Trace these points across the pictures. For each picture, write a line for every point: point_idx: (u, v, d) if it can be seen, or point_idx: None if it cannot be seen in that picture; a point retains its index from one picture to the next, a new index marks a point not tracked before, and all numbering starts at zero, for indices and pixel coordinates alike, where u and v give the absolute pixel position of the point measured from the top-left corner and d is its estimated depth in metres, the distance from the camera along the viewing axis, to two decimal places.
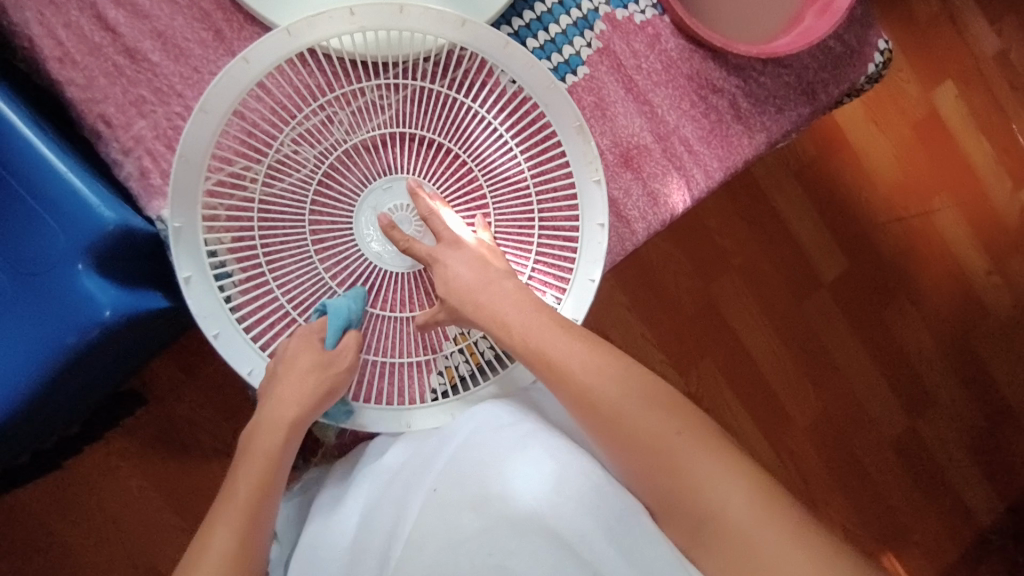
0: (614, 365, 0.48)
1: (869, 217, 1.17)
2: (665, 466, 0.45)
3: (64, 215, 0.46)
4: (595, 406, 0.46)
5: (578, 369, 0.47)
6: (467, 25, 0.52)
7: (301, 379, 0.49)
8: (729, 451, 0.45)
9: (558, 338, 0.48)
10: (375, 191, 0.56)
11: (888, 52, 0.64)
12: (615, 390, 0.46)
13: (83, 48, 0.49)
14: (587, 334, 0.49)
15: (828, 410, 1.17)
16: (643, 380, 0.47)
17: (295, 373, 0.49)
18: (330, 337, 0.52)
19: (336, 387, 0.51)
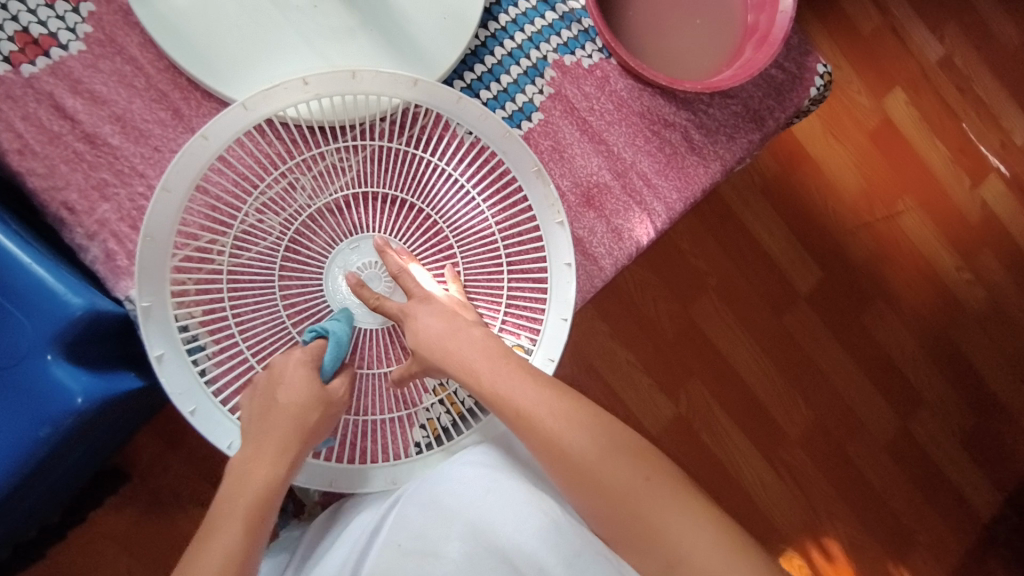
0: (579, 412, 0.48)
1: (836, 226, 1.19)
2: (630, 514, 0.45)
3: (31, 306, 0.46)
4: (563, 454, 0.46)
5: (548, 420, 0.47)
6: (420, 84, 0.53)
7: (287, 419, 0.48)
8: (695, 495, 0.45)
9: (524, 389, 0.48)
10: (343, 252, 0.57)
11: (829, 74, 0.67)
12: (584, 438, 0.46)
13: (42, 138, 0.50)
14: (552, 380, 0.49)
15: (819, 419, 1.17)
16: (609, 427, 0.48)
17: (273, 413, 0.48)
18: (329, 358, 0.52)
19: (323, 426, 0.50)
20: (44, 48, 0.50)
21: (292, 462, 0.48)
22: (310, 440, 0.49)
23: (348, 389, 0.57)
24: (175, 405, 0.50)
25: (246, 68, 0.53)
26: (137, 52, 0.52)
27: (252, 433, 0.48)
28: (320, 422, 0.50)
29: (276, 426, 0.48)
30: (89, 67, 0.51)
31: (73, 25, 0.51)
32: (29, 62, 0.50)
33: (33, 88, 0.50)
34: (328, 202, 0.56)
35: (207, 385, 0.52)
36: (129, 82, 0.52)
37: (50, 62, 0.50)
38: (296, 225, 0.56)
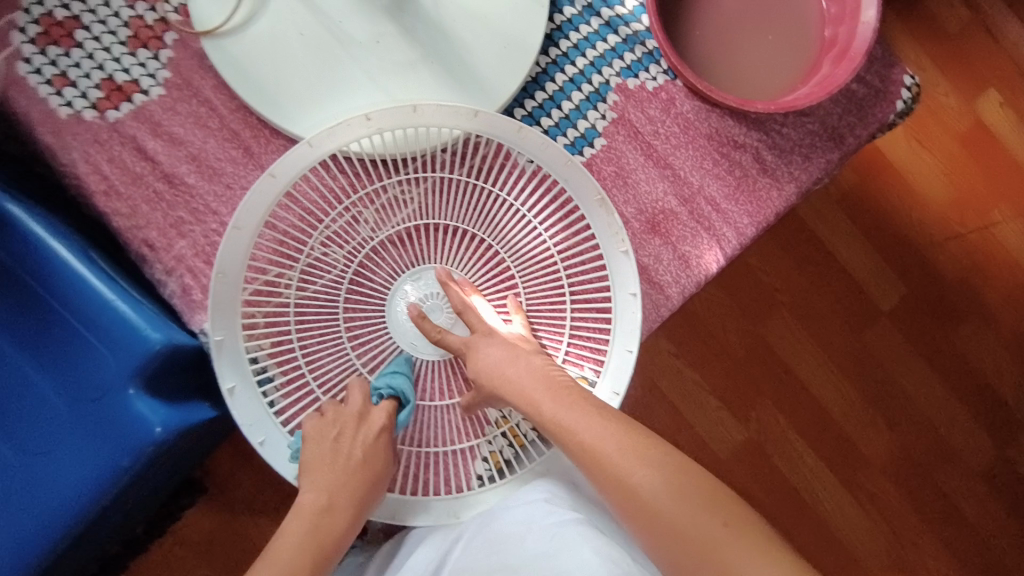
0: (650, 449, 0.46)
1: (923, 239, 1.11)
2: (707, 566, 0.40)
3: (114, 341, 0.48)
4: (630, 493, 0.44)
5: (614, 457, 0.45)
6: (480, 115, 0.52)
7: (349, 476, 0.49)
8: (785, 553, 0.40)
9: (592, 424, 0.47)
10: (405, 283, 0.57)
11: (916, 86, 0.62)
12: (655, 477, 0.44)
13: (126, 179, 0.52)
14: (621, 416, 0.48)
15: (905, 446, 1.09)
16: (683, 469, 0.45)
17: (332, 465, 0.49)
18: (404, 416, 0.53)
19: (382, 489, 0.51)
20: (127, 93, 0.53)
21: (357, 509, 0.50)
22: (374, 490, 0.50)
23: (413, 420, 0.57)
24: (245, 436, 0.51)
25: (312, 106, 0.54)
26: (211, 93, 0.54)
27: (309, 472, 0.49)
28: (380, 483, 0.51)
29: (339, 479, 0.49)
30: (167, 109, 0.53)
31: (153, 71, 0.53)
32: (114, 108, 0.52)
33: (117, 132, 0.52)
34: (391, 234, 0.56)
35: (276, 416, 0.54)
36: (203, 123, 0.54)
37: (132, 107, 0.53)
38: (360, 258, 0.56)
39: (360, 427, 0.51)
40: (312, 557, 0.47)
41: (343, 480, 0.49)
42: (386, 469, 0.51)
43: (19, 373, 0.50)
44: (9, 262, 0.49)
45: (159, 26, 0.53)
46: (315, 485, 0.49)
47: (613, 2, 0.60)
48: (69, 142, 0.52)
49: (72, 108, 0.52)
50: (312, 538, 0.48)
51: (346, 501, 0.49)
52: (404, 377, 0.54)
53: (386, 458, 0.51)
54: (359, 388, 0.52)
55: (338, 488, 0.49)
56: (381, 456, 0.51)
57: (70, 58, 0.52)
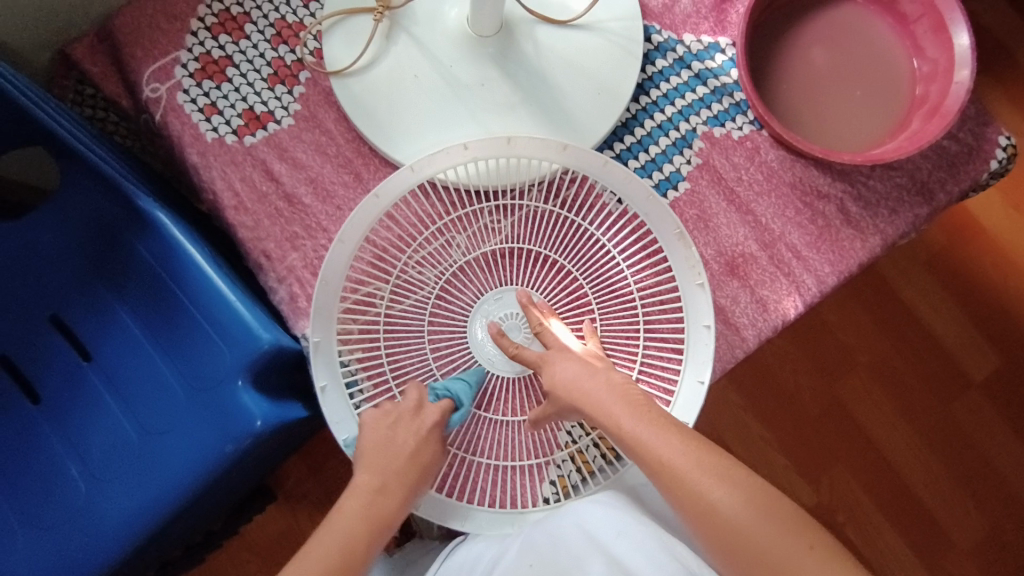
0: (729, 468, 0.47)
1: (1018, 308, 1.06)
2: None
3: (231, 337, 0.54)
4: (711, 509, 0.45)
5: (691, 474, 0.46)
6: (569, 148, 0.56)
7: (402, 464, 0.51)
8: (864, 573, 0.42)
9: (670, 440, 0.48)
10: (486, 302, 0.59)
11: (1012, 146, 0.62)
12: (737, 497, 0.45)
13: (253, 196, 0.59)
14: (697, 435, 0.49)
15: (996, 528, 1.02)
16: (762, 489, 0.46)
17: (386, 453, 0.51)
18: (458, 417, 0.54)
19: (430, 478, 0.53)
20: (263, 122, 0.60)
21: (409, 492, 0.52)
22: (425, 475, 0.52)
23: (486, 433, 0.59)
24: (332, 432, 0.55)
25: (418, 138, 0.59)
26: (333, 125, 0.61)
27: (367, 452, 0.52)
28: (428, 472, 0.53)
29: (391, 467, 0.51)
30: (294, 137, 0.60)
31: (286, 104, 0.60)
32: (251, 134, 0.60)
33: (250, 154, 0.59)
34: (478, 257, 0.60)
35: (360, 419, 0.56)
36: (323, 150, 0.60)
37: (265, 134, 0.60)
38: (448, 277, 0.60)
39: (414, 419, 0.53)
40: (366, 530, 0.50)
41: (394, 467, 0.51)
42: (435, 459, 0.53)
43: (153, 367, 0.58)
44: (155, 265, 0.57)
45: (295, 66, 0.61)
46: (370, 468, 0.51)
47: (704, 56, 0.63)
48: (210, 161, 0.59)
49: (216, 132, 0.59)
50: (365, 514, 0.50)
51: (398, 487, 0.51)
52: (467, 386, 0.56)
53: (435, 449, 0.53)
54: (418, 388, 0.54)
55: (389, 473, 0.51)
56: (433, 446, 0.53)
57: (219, 90, 0.60)
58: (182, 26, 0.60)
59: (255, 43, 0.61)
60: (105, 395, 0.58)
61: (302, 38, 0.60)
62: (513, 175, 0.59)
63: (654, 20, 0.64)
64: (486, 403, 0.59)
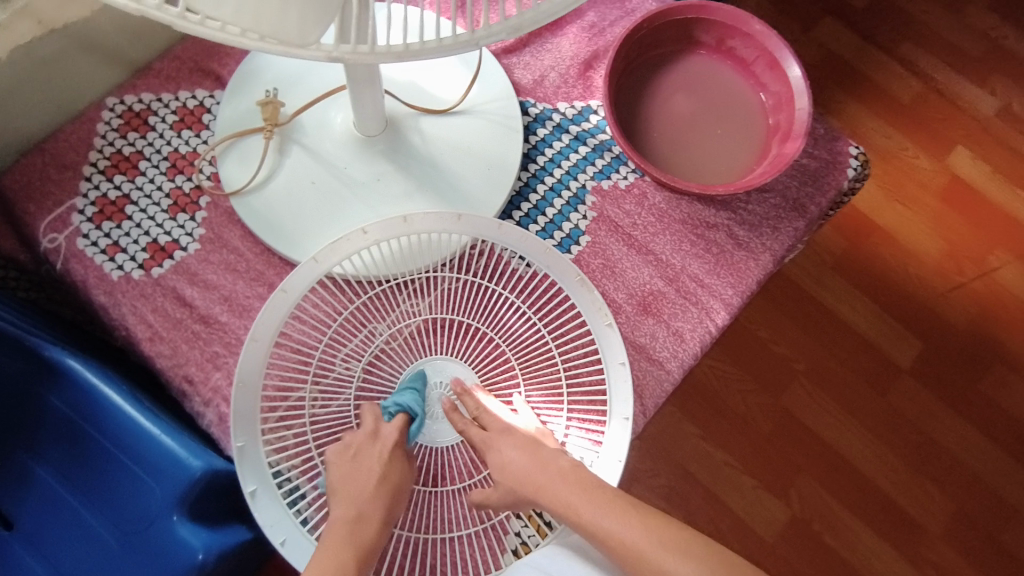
0: (690, 541, 0.49)
1: (928, 293, 1.10)
2: None
3: (160, 473, 0.52)
4: None
5: (652, 550, 0.48)
6: (463, 217, 0.59)
7: (372, 486, 0.52)
8: None
9: (625, 522, 0.50)
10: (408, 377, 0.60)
11: (862, 155, 0.69)
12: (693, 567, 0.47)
13: (168, 325, 0.59)
14: (653, 513, 0.51)
15: (965, 508, 1.02)
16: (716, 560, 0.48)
17: (357, 478, 0.53)
18: (415, 429, 0.57)
19: (405, 492, 0.55)
20: (169, 252, 0.61)
21: (383, 519, 0.53)
22: (396, 497, 0.54)
23: (441, 506, 0.59)
24: (267, 538, 0.53)
25: (314, 235, 0.61)
26: (239, 242, 0.62)
27: (336, 482, 0.53)
28: (400, 493, 0.54)
29: (364, 492, 0.52)
30: (202, 260, 0.61)
31: (190, 230, 0.62)
32: (157, 265, 0.60)
33: (159, 285, 0.60)
34: (398, 340, 0.61)
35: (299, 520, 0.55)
36: (233, 268, 0.61)
37: (172, 262, 0.61)
38: (371, 366, 0.61)
39: (374, 443, 0.55)
40: (356, 558, 0.49)
41: (370, 492, 0.52)
42: (402, 480, 0.55)
43: (78, 519, 0.54)
44: (71, 415, 0.55)
45: (193, 192, 0.63)
46: (346, 499, 0.52)
47: (580, 119, 0.69)
48: (119, 298, 0.59)
49: (122, 269, 0.60)
50: (350, 543, 0.50)
51: (373, 511, 0.52)
52: (415, 394, 0.57)
53: (401, 467, 0.55)
54: (371, 412, 0.56)
55: (364, 500, 0.52)
56: (399, 469, 0.55)
57: (121, 228, 0.61)
58: (74, 173, 0.62)
59: (151, 177, 0.62)
60: (30, 559, 0.54)
61: (197, 165, 0.62)
62: (416, 253, 0.61)
63: (528, 95, 0.70)
64: (430, 478, 0.60)
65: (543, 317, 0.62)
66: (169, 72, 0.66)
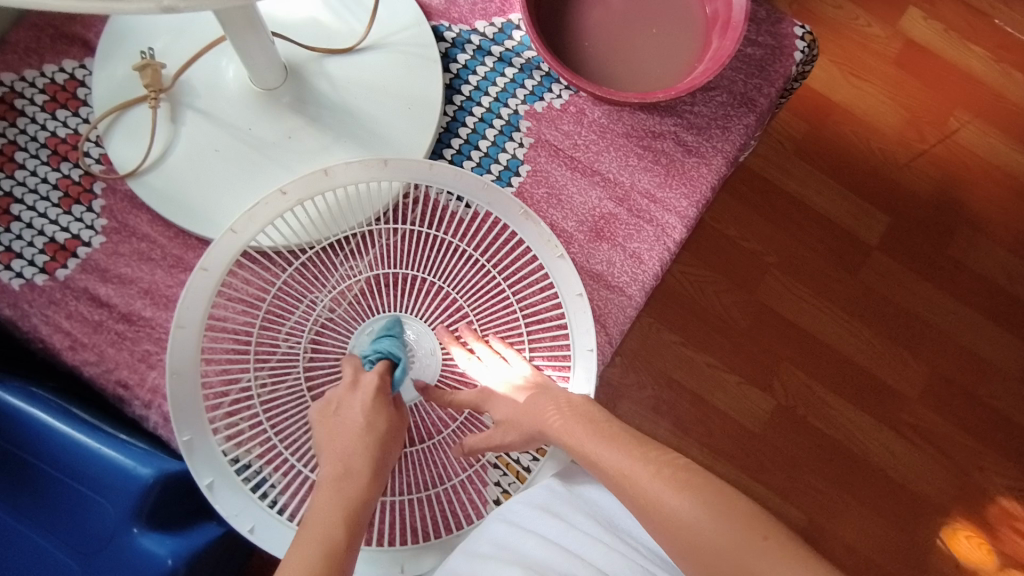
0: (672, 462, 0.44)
1: (889, 165, 1.08)
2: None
3: (108, 487, 0.49)
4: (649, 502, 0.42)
5: (648, 480, 0.43)
6: (389, 162, 0.54)
7: (354, 437, 0.49)
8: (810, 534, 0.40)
9: (626, 453, 0.45)
10: (359, 340, 0.56)
11: (809, 33, 0.64)
12: (679, 492, 0.42)
13: (87, 329, 0.54)
14: (657, 447, 0.46)
15: (938, 372, 1.04)
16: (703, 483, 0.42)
17: (340, 433, 0.49)
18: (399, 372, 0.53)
19: (396, 441, 0.51)
20: (71, 249, 0.55)
21: (375, 474, 0.48)
22: (386, 449, 0.50)
23: (418, 465, 0.57)
24: (235, 528, 0.51)
25: (227, 206, 0.56)
26: (148, 228, 0.56)
27: (322, 441, 0.50)
28: (390, 442, 0.50)
29: (349, 445, 0.49)
30: (111, 253, 0.56)
31: (90, 222, 0.56)
32: (62, 266, 0.55)
33: (69, 287, 0.55)
34: (343, 306, 0.57)
35: (268, 505, 0.52)
36: (148, 256, 0.56)
37: (78, 261, 0.55)
38: (317, 337, 0.56)
39: (355, 393, 0.51)
40: (345, 515, 0.45)
41: (355, 446, 0.49)
42: (391, 429, 0.51)
43: (32, 548, 0.51)
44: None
45: (85, 179, 0.56)
46: (332, 457, 0.48)
47: (501, 38, 0.63)
48: (27, 309, 0.54)
49: (23, 276, 0.54)
50: (339, 500, 0.46)
51: (362, 465, 0.48)
52: (392, 340, 0.55)
53: (388, 415, 0.51)
54: (351, 360, 0.53)
55: (351, 455, 0.48)
56: (385, 415, 0.50)
57: (11, 232, 0.55)
58: None
59: (33, 169, 0.56)
60: None
61: (81, 149, 0.56)
62: (347, 209, 0.56)
63: (441, 17, 0.63)
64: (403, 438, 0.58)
65: (494, 260, 0.59)
66: (28, 45, 0.58)
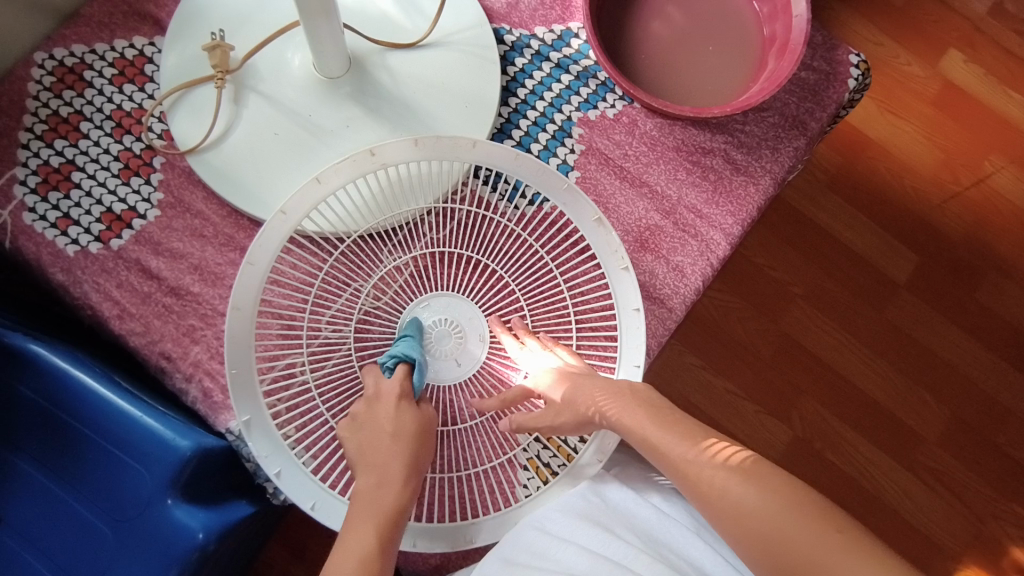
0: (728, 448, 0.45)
1: (921, 204, 1.08)
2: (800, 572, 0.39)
3: (148, 456, 0.50)
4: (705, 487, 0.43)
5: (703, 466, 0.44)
6: (478, 144, 0.55)
7: (387, 451, 0.49)
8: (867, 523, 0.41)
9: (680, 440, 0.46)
10: (416, 309, 0.57)
11: (863, 62, 0.64)
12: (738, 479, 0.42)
13: (135, 300, 0.55)
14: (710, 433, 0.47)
15: (958, 414, 1.03)
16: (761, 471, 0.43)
17: (374, 447, 0.49)
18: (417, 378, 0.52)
19: (428, 443, 0.51)
20: (126, 221, 0.56)
21: (408, 482, 0.49)
22: (421, 455, 0.50)
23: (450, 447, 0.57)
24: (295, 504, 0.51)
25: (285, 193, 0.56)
26: (203, 205, 0.57)
27: (356, 458, 0.50)
28: (422, 445, 0.51)
29: (383, 458, 0.49)
30: (165, 227, 0.57)
31: (147, 195, 0.57)
32: (116, 236, 0.56)
33: (121, 257, 0.56)
34: (390, 295, 0.58)
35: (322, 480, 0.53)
36: (200, 233, 0.57)
37: (132, 233, 0.56)
38: (364, 325, 0.57)
39: (381, 403, 0.51)
40: (377, 528, 0.46)
41: (386, 453, 0.49)
42: (419, 432, 0.51)
43: (67, 510, 0.52)
44: (44, 403, 0.51)
45: (145, 153, 0.57)
46: (365, 465, 0.49)
47: (560, 45, 0.64)
48: (78, 275, 0.55)
49: (78, 244, 0.55)
50: (372, 513, 0.47)
51: (394, 475, 0.49)
52: (410, 342, 0.54)
53: (415, 418, 0.51)
54: (370, 372, 0.53)
55: (383, 467, 0.49)
56: (412, 422, 0.51)
57: (69, 199, 0.56)
58: (12, 141, 0.56)
59: (96, 140, 0.57)
60: (24, 552, 0.52)
61: (145, 123, 0.57)
62: (423, 187, 0.57)
63: (502, 21, 0.64)
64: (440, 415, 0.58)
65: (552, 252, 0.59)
66: (101, 19, 0.59)
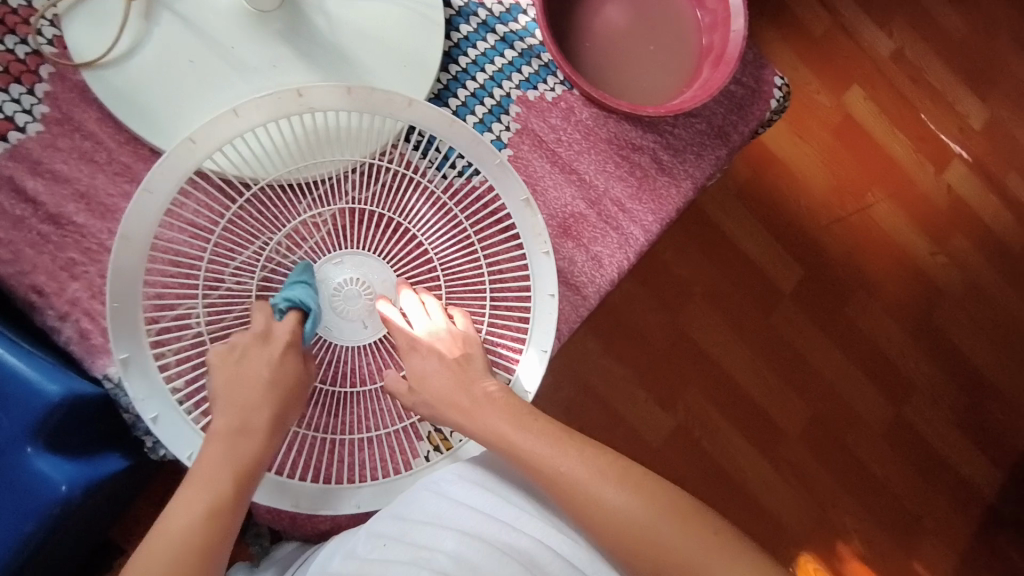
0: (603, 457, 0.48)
1: (811, 224, 1.17)
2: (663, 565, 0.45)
3: (6, 399, 0.45)
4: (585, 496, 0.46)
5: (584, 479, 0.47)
6: (414, 103, 0.53)
7: (259, 395, 0.47)
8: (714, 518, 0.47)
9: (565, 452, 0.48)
10: (325, 267, 0.55)
11: (786, 86, 0.68)
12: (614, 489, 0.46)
13: (5, 223, 0.49)
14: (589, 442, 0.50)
15: (817, 416, 1.14)
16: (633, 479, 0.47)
17: (243, 386, 0.47)
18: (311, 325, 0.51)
19: (303, 395, 0.49)
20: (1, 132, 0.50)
21: (271, 428, 0.47)
22: (293, 401, 0.48)
23: (348, 409, 0.55)
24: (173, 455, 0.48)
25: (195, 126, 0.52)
26: (97, 127, 0.51)
27: (222, 393, 0.47)
28: (298, 392, 0.49)
29: (254, 400, 0.46)
30: (49, 146, 0.50)
31: (29, 107, 0.50)
32: None
33: None
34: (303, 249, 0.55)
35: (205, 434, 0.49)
36: (91, 158, 0.51)
37: (8, 147, 0.50)
38: (269, 276, 0.54)
39: (266, 346, 0.48)
40: (233, 474, 0.44)
41: (257, 401, 0.47)
42: (298, 381, 0.49)
43: None
44: None
45: (31, 59, 0.50)
46: (229, 408, 0.46)
47: (507, 18, 0.62)
48: None
49: None
50: (229, 455, 0.44)
51: (260, 421, 0.46)
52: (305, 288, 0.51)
53: (295, 368, 0.49)
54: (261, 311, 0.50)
55: (250, 410, 0.46)
56: (292, 372, 0.49)
57: None
58: None
59: None
60: None
61: (33, 25, 0.50)
62: (350, 141, 0.55)
63: None
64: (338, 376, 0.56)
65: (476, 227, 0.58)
66: None
